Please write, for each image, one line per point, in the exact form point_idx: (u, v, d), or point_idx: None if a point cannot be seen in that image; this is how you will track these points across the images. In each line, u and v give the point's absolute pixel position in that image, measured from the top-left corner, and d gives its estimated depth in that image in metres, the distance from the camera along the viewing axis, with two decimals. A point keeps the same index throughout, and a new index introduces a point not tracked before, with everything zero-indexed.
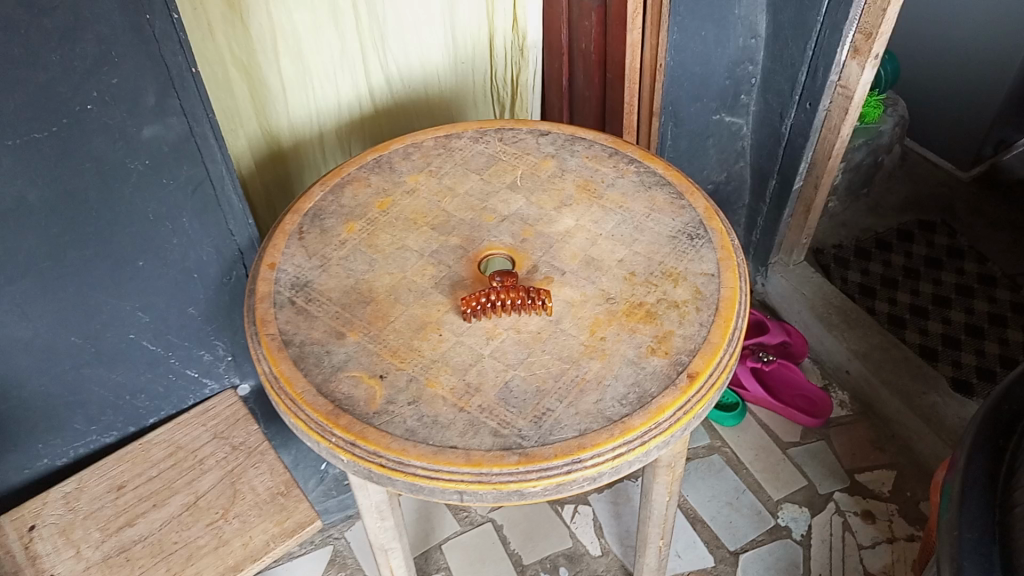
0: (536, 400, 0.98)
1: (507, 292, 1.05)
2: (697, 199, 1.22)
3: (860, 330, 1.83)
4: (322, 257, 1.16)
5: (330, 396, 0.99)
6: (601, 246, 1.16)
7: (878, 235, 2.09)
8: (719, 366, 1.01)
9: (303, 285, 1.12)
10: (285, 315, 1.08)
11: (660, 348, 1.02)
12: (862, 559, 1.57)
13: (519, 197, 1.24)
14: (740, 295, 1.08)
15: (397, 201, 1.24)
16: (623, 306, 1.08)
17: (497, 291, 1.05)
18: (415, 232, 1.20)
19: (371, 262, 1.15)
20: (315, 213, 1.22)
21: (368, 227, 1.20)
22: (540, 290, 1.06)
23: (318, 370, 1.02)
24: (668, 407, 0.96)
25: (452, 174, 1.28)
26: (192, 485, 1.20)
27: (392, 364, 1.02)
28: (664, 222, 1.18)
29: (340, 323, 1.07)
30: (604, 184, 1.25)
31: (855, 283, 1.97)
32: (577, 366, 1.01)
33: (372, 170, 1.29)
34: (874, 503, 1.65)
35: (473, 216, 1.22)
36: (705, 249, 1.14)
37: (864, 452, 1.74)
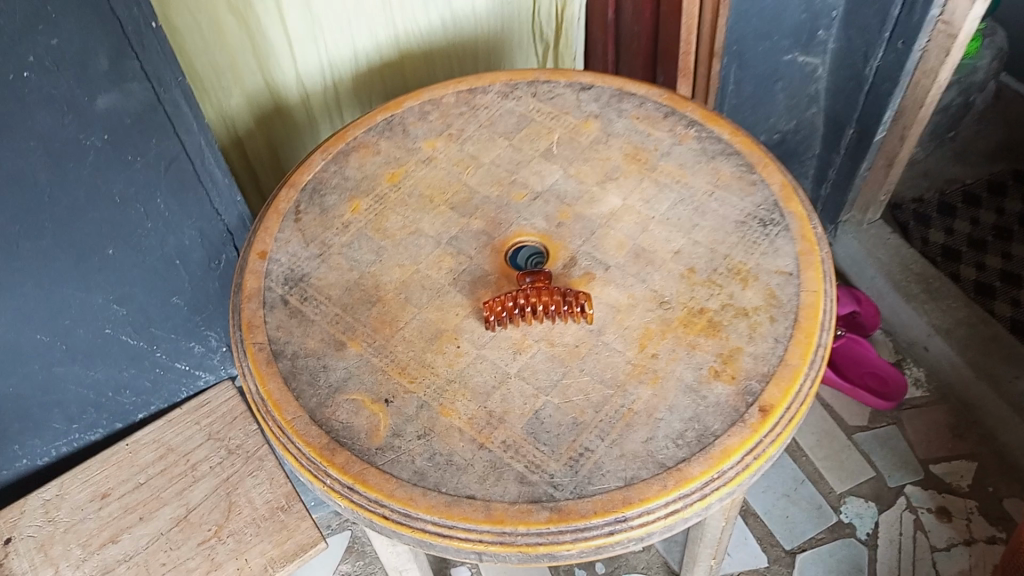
0: (572, 436, 0.81)
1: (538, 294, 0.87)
2: (771, 172, 1.00)
3: (945, 304, 1.61)
4: (322, 244, 0.98)
5: (325, 424, 0.83)
6: (653, 234, 0.96)
7: (965, 188, 1.83)
8: (800, 397, 0.82)
9: (298, 279, 0.95)
10: (276, 318, 0.91)
11: (724, 371, 0.84)
12: (935, 563, 1.42)
13: (556, 168, 1.04)
14: (825, 301, 0.89)
15: (411, 172, 1.05)
16: (679, 314, 0.89)
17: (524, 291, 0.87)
18: (431, 212, 1.01)
19: (379, 251, 0.97)
20: (315, 188, 1.03)
21: (376, 206, 1.02)
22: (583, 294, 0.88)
23: (313, 390, 0.85)
24: (735, 451, 0.78)
25: (476, 138, 1.08)
26: (184, 495, 1.07)
27: (400, 384, 0.85)
28: (730, 203, 0.98)
29: (340, 330, 0.90)
30: (658, 153, 1.04)
31: (937, 245, 1.74)
32: (623, 392, 0.83)
33: (382, 134, 1.09)
34: (951, 499, 1.49)
35: (501, 193, 1.02)
36: (780, 237, 0.94)
37: (941, 440, 1.56)
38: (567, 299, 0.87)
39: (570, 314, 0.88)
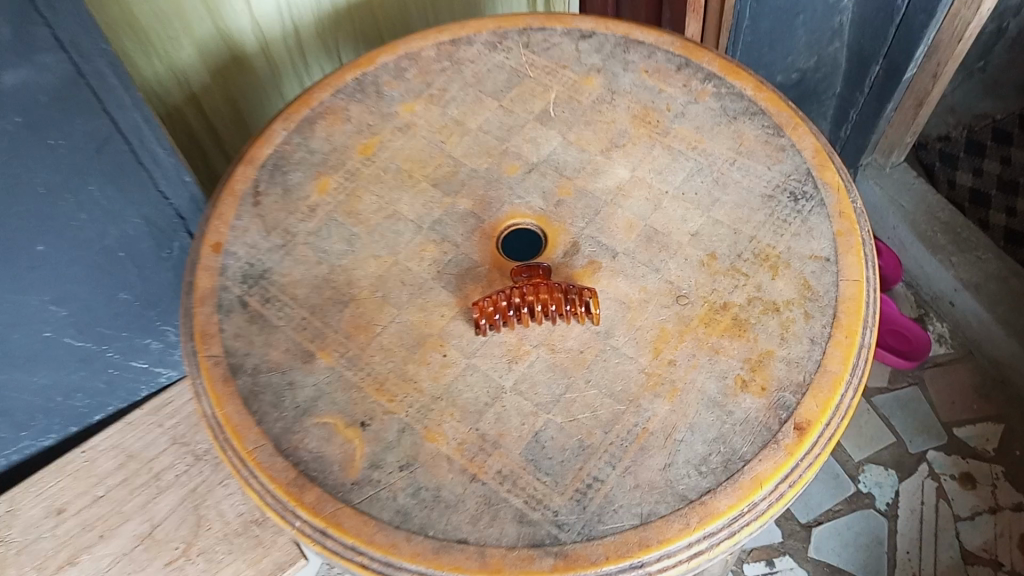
0: (579, 463, 0.70)
1: (536, 291, 0.74)
2: (802, 134, 0.87)
3: (974, 257, 1.47)
4: (285, 232, 0.85)
5: (292, 454, 0.71)
6: (667, 212, 0.83)
7: (996, 123, 1.67)
8: (841, 411, 0.71)
9: (258, 275, 0.82)
10: (233, 325, 0.79)
11: (753, 380, 0.72)
12: (958, 534, 1.34)
13: (553, 134, 0.90)
14: (868, 292, 0.76)
15: (386, 142, 0.91)
16: (700, 311, 0.77)
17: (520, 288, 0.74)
18: (411, 190, 0.87)
19: (351, 239, 0.84)
20: (275, 163, 0.90)
21: (346, 184, 0.88)
22: (588, 288, 0.76)
23: (277, 413, 0.74)
24: (767, 480, 0.68)
25: (460, 100, 0.94)
26: (147, 509, 0.97)
27: (378, 404, 0.74)
28: (755, 172, 0.85)
29: (308, 338, 0.78)
30: (670, 114, 0.90)
31: (965, 188, 1.60)
32: (636, 409, 0.72)
33: (351, 97, 0.94)
34: (976, 464, 1.40)
35: (490, 165, 0.89)
36: (815, 214, 0.81)
37: (966, 401, 1.46)
38: (569, 296, 0.75)
39: (574, 314, 0.76)
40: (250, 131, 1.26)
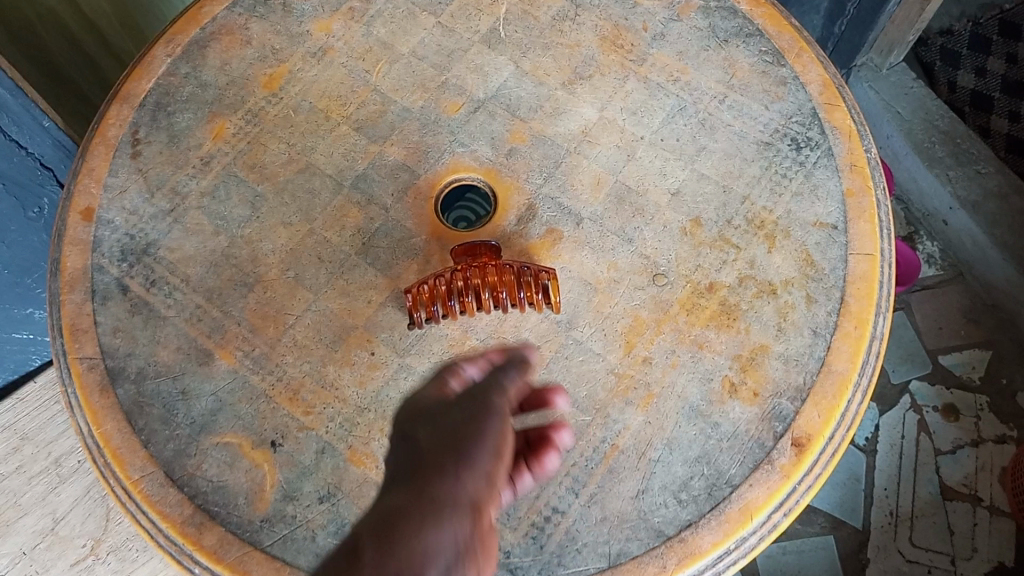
0: (534, 492, 0.58)
1: (482, 273, 0.60)
2: (806, 63, 0.71)
3: (972, 170, 1.31)
4: (173, 193, 0.69)
5: (187, 484, 0.59)
6: (642, 164, 0.68)
7: (1004, 14, 1.48)
8: (847, 421, 0.59)
9: (141, 250, 0.67)
10: (112, 316, 0.64)
11: (744, 383, 0.60)
12: (938, 469, 1.21)
13: (503, 61, 0.73)
14: (883, 269, 0.64)
15: (296, 73, 0.73)
16: (680, 294, 0.64)
17: (463, 269, 0.61)
18: (328, 136, 0.71)
19: (254, 202, 0.68)
20: (157, 101, 0.72)
21: (248, 128, 0.71)
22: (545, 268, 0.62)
23: (168, 432, 0.60)
24: (758, 511, 0.57)
25: (388, 15, 0.76)
26: (48, 501, 0.85)
27: (291, 418, 0.61)
28: (750, 113, 0.70)
29: (204, 332, 0.64)
30: (647, 35, 0.74)
31: (966, 90, 1.43)
32: (604, 420, 0.60)
33: (252, 12, 0.76)
34: (960, 395, 1.25)
35: (426, 103, 0.72)
36: (820, 167, 0.67)
37: (953, 326, 1.31)
38: (522, 279, 0.61)
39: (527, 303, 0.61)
40: (135, 26, 1.06)
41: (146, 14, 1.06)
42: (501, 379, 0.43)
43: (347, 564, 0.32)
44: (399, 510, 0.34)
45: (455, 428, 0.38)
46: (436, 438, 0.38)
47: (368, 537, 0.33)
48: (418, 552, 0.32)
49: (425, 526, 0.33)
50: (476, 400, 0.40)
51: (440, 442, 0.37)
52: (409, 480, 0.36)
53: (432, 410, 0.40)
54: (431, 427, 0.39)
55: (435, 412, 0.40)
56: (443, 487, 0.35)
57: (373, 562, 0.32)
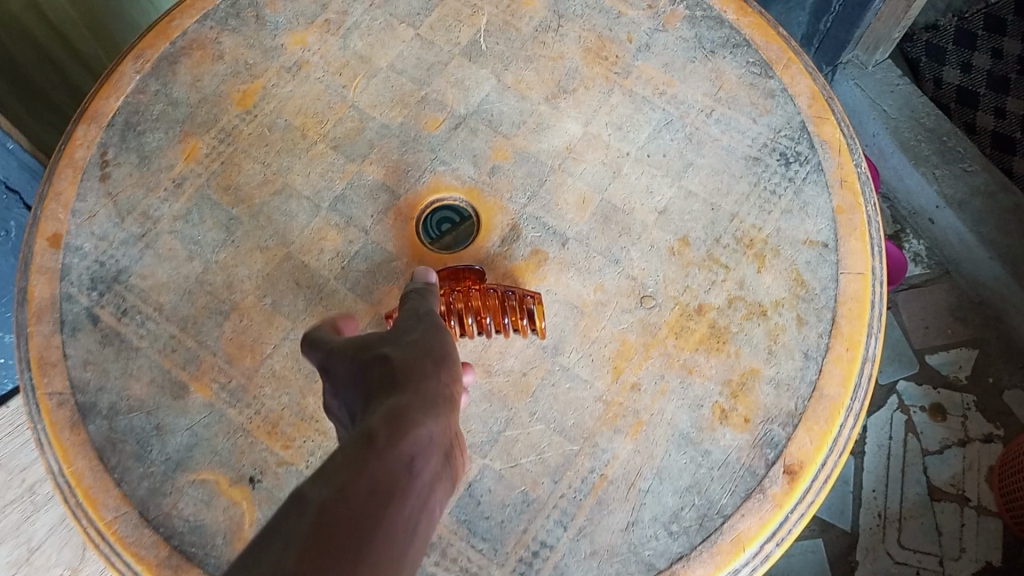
0: (521, 525, 0.57)
1: (466, 298, 0.58)
2: (795, 74, 0.70)
3: (959, 168, 1.28)
4: (144, 217, 0.66)
5: (162, 525, 0.57)
6: (627, 181, 0.67)
7: (990, 8, 1.47)
8: (839, 446, 0.58)
9: (112, 277, 0.64)
10: (82, 348, 0.62)
11: (735, 409, 0.59)
12: (926, 469, 1.17)
13: (485, 74, 0.71)
14: (875, 288, 0.62)
15: (271, 88, 0.71)
16: (669, 317, 0.62)
17: (447, 293, 0.58)
18: (305, 155, 0.69)
19: (229, 225, 0.66)
20: (126, 120, 0.69)
21: (221, 148, 0.69)
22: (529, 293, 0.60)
23: (142, 469, 0.58)
24: (751, 541, 0.55)
25: (365, 27, 0.74)
26: (23, 530, 0.83)
27: (270, 453, 0.59)
28: (738, 127, 0.68)
29: (178, 363, 0.62)
30: (632, 46, 0.72)
31: (952, 86, 1.41)
32: (592, 449, 0.58)
33: (224, 25, 0.73)
34: (947, 394, 1.22)
35: (405, 119, 0.70)
36: (810, 183, 0.66)
37: (939, 325, 1.28)
38: (507, 304, 0.59)
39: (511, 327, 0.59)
40: (105, 33, 1.02)
41: (114, 19, 1.03)
42: (428, 317, 0.44)
43: (364, 441, 0.31)
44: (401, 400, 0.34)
45: (414, 351, 0.39)
46: (398, 353, 0.38)
47: (374, 425, 0.32)
48: (423, 440, 0.33)
49: (425, 418, 0.34)
50: (427, 332, 0.41)
51: (406, 357, 0.38)
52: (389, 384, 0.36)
53: (380, 340, 0.40)
54: (388, 347, 0.39)
55: (390, 340, 0.40)
56: (423, 391, 0.36)
57: (392, 439, 0.31)
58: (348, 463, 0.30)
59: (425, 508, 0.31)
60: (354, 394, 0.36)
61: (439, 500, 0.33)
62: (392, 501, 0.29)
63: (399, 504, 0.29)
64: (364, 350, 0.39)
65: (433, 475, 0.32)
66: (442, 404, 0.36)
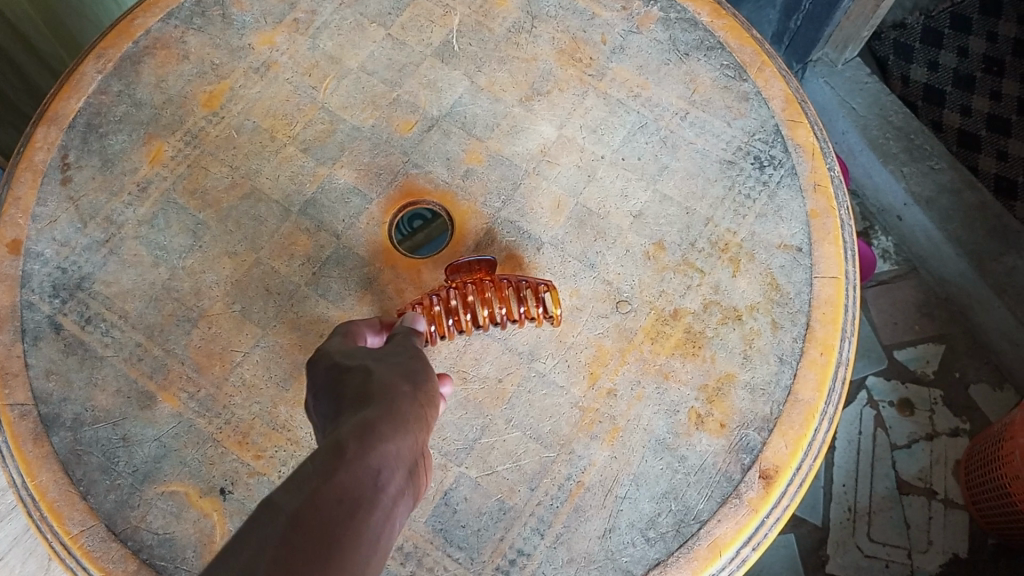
0: (497, 533, 0.56)
1: (480, 290, 0.57)
2: (769, 78, 0.70)
3: (926, 166, 1.30)
4: (108, 222, 0.65)
5: (130, 538, 0.56)
6: (602, 185, 0.66)
7: (955, 8, 1.48)
8: (814, 450, 0.58)
9: (74, 284, 0.63)
10: (44, 358, 0.60)
11: (711, 415, 0.59)
12: (895, 464, 1.19)
13: (458, 76, 0.70)
14: (848, 292, 0.63)
15: (238, 90, 0.70)
16: (644, 322, 0.62)
17: (461, 287, 0.57)
18: (274, 158, 0.67)
19: (196, 230, 0.65)
20: (88, 122, 0.67)
21: (187, 151, 0.67)
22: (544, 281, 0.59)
23: (109, 482, 0.57)
24: (727, 546, 0.55)
25: (335, 26, 0.72)
26: None
27: (241, 463, 0.58)
28: (712, 130, 0.68)
29: (145, 373, 0.60)
30: (606, 48, 0.71)
31: (918, 85, 1.43)
32: (568, 456, 0.58)
33: (189, 24, 0.71)
34: (915, 389, 1.24)
35: (377, 121, 0.69)
36: (784, 186, 0.66)
37: (908, 321, 1.30)
38: (522, 293, 0.58)
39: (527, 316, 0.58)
40: (65, 31, 1.00)
41: (73, 15, 1.00)
42: (414, 344, 0.44)
43: (334, 452, 0.31)
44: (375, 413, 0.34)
45: (395, 372, 0.39)
46: (379, 373, 0.38)
47: (344, 438, 0.32)
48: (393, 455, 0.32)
49: (396, 431, 0.34)
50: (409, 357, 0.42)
51: (385, 378, 0.38)
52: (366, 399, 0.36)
53: (362, 359, 0.41)
54: (371, 366, 0.39)
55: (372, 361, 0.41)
56: (399, 407, 0.36)
57: (362, 449, 0.31)
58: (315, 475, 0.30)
59: (390, 520, 0.31)
60: (330, 409, 0.36)
61: (405, 515, 0.32)
62: (355, 514, 0.29)
63: (362, 516, 0.29)
64: (346, 368, 0.39)
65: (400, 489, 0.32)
66: (417, 422, 0.35)
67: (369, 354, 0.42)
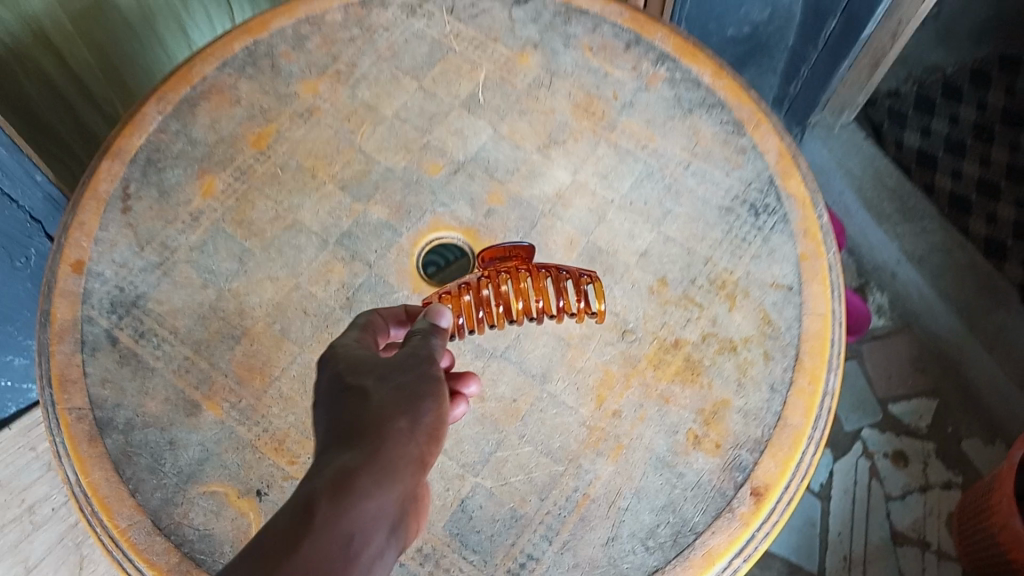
0: (509, 539, 0.61)
1: (515, 281, 0.63)
2: (765, 134, 0.77)
3: (919, 225, 1.36)
4: (162, 247, 0.71)
5: (173, 533, 0.61)
6: (612, 227, 0.73)
7: (947, 77, 1.57)
8: (802, 471, 0.63)
9: (130, 302, 0.69)
10: (100, 367, 0.66)
11: (707, 436, 0.64)
12: (889, 514, 1.23)
13: (482, 125, 0.78)
14: (834, 328, 0.68)
15: (284, 132, 0.77)
16: (648, 350, 0.68)
17: (494, 278, 0.63)
18: (314, 195, 0.74)
19: (242, 257, 0.71)
20: (148, 157, 0.75)
21: (236, 185, 0.74)
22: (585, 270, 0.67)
23: (155, 481, 0.62)
24: (720, 556, 0.60)
25: (373, 79, 0.80)
26: (20, 549, 0.89)
27: (276, 468, 0.63)
28: (712, 180, 0.75)
29: (191, 384, 0.66)
30: (617, 103, 0.79)
31: (912, 149, 1.51)
32: (576, 471, 0.63)
33: (241, 72, 0.79)
34: (909, 441, 1.29)
35: (408, 164, 0.76)
36: (777, 232, 0.72)
37: (902, 374, 1.35)
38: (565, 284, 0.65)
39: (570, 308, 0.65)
40: (121, 79, 1.08)
41: (127, 65, 1.08)
42: (434, 343, 0.47)
43: (306, 512, 0.35)
44: (353, 463, 0.38)
45: (393, 399, 0.42)
46: (377, 397, 0.42)
47: (321, 492, 0.36)
48: (366, 513, 0.37)
49: (373, 485, 0.38)
50: (417, 365, 0.45)
51: (379, 408, 0.41)
52: (357, 434, 0.40)
53: (370, 370, 0.44)
54: (374, 385, 0.43)
55: (381, 371, 0.44)
56: (386, 449, 0.40)
57: (332, 510, 0.36)
58: (287, 541, 0.34)
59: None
60: (323, 440, 0.40)
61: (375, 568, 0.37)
62: None
63: None
64: (350, 386, 0.43)
65: (372, 549, 0.36)
66: (401, 468, 0.39)
67: (376, 365, 0.45)
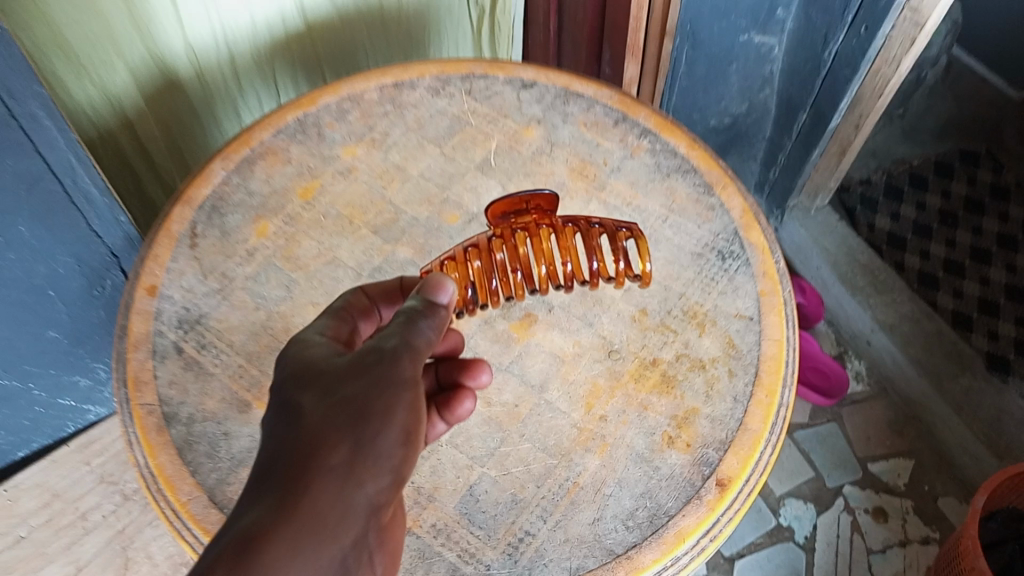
0: (511, 518, 0.71)
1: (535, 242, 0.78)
2: (731, 195, 0.91)
3: (888, 297, 1.49)
4: (223, 277, 0.85)
5: (227, 507, 0.72)
6: None
7: (912, 169, 1.74)
8: (760, 467, 0.75)
9: (194, 320, 0.82)
10: (168, 371, 0.79)
11: (679, 437, 0.76)
12: (871, 567, 1.31)
13: (493, 184, 0.93)
14: (787, 351, 0.81)
15: (327, 187, 0.92)
16: (631, 367, 0.80)
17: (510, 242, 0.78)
18: (350, 237, 0.88)
19: (289, 285, 0.85)
20: (213, 205, 0.89)
21: (286, 228, 0.88)
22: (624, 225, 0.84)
23: (212, 464, 0.74)
24: (689, 535, 0.71)
25: (402, 145, 0.95)
26: (72, 551, 1.00)
27: None
28: (686, 230, 0.89)
29: (244, 387, 0.78)
30: (607, 168, 0.94)
31: (882, 231, 1.65)
32: (568, 464, 0.74)
33: (293, 138, 0.95)
34: (887, 498, 1.38)
35: (431, 214, 0.90)
36: (740, 273, 0.86)
37: (880, 436, 1.45)
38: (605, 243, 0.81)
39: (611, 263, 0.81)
40: (182, 157, 1.24)
41: (189, 145, 1.23)
42: (420, 335, 0.59)
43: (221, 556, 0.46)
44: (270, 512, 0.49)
45: (331, 425, 0.53)
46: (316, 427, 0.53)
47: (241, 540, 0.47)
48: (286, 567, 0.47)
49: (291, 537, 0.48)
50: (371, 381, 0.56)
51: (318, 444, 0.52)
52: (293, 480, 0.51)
53: (329, 393, 0.55)
54: (319, 414, 0.54)
55: (338, 389, 0.55)
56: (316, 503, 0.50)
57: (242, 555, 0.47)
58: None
59: None
60: (264, 470, 0.52)
61: None
62: None
63: None
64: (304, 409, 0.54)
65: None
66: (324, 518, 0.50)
67: (329, 378, 0.56)
